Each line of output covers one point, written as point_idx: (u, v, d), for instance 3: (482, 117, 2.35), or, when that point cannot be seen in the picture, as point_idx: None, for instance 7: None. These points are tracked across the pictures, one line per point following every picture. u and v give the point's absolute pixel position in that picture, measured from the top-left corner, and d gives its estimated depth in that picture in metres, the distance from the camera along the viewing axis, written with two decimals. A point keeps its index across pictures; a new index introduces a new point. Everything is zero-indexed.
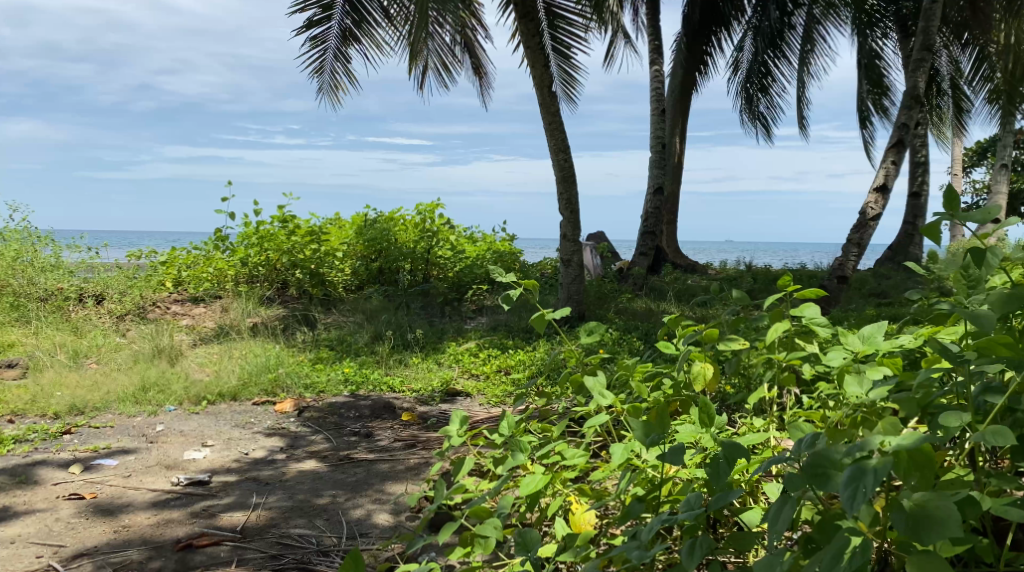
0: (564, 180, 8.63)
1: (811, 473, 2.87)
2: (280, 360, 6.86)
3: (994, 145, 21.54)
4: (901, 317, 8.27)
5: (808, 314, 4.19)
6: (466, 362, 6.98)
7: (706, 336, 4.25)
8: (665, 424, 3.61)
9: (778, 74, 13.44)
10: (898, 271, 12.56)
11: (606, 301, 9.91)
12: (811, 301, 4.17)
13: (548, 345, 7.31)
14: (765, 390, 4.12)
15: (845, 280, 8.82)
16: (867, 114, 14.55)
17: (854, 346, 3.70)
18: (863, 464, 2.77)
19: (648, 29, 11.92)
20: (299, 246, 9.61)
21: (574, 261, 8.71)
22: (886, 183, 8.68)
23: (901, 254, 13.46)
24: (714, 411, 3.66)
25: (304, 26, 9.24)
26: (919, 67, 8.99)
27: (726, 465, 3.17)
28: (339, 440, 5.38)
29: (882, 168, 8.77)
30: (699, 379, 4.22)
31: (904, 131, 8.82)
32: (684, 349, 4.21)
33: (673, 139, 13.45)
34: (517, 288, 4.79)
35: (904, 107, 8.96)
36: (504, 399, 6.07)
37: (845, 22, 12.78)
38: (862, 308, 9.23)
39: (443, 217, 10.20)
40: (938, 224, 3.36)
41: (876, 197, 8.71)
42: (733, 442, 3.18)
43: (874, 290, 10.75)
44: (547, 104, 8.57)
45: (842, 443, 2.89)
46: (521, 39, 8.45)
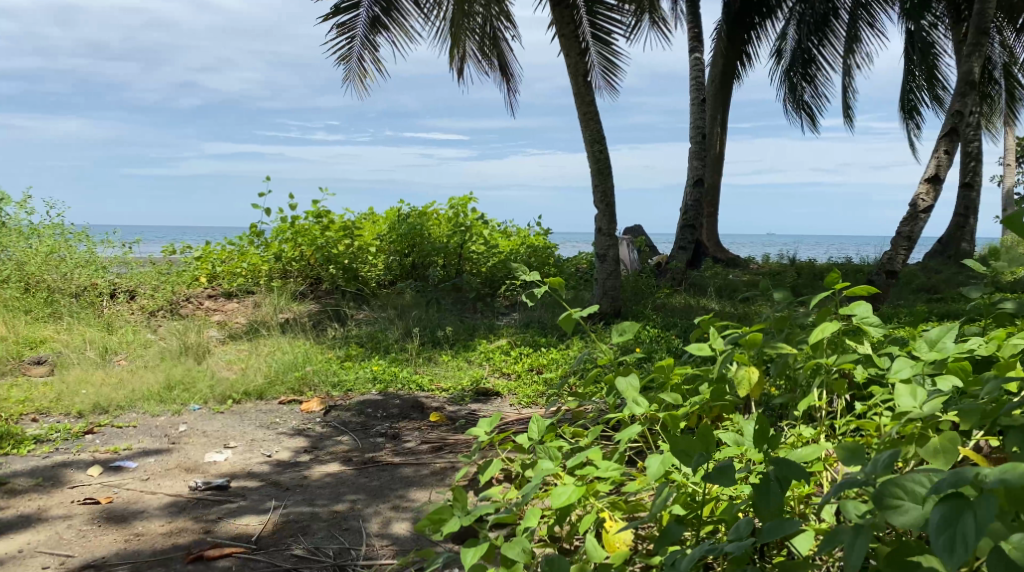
0: (599, 173, 8.39)
1: (886, 507, 2.80)
2: (308, 358, 6.69)
3: None
4: (955, 315, 7.93)
5: (859, 314, 3.96)
6: (497, 360, 6.78)
7: (749, 340, 4.07)
8: (713, 444, 3.39)
9: (822, 62, 13.05)
10: (949, 266, 12.17)
11: (644, 297, 9.65)
12: (862, 298, 3.96)
13: (582, 344, 7.10)
14: (816, 397, 3.87)
15: (894, 275, 8.47)
16: (914, 103, 14.01)
17: (920, 354, 3.60)
18: (958, 505, 2.68)
19: (688, 17, 11.63)
20: (333, 241, 9.43)
21: (610, 256, 8.47)
22: (938, 173, 8.30)
23: (952, 247, 13.01)
24: (766, 426, 3.39)
25: (331, 14, 9.08)
26: (973, 52, 8.65)
27: (778, 486, 3.08)
28: (364, 442, 5.20)
29: (934, 158, 8.38)
30: (742, 383, 4.01)
31: (958, 118, 8.45)
32: (729, 356, 4.08)
33: (714, 131, 13.12)
34: (542, 287, 4.62)
35: (958, 93, 8.60)
36: (536, 399, 5.87)
37: (894, 7, 12.38)
38: (912, 305, 8.89)
39: (476, 211, 10.03)
40: (1015, 217, 3.16)
41: (927, 188, 8.36)
42: (786, 463, 3.09)
43: (924, 285, 10.40)
44: (581, 94, 8.34)
45: (924, 476, 2.81)
46: (555, 27, 8.22)
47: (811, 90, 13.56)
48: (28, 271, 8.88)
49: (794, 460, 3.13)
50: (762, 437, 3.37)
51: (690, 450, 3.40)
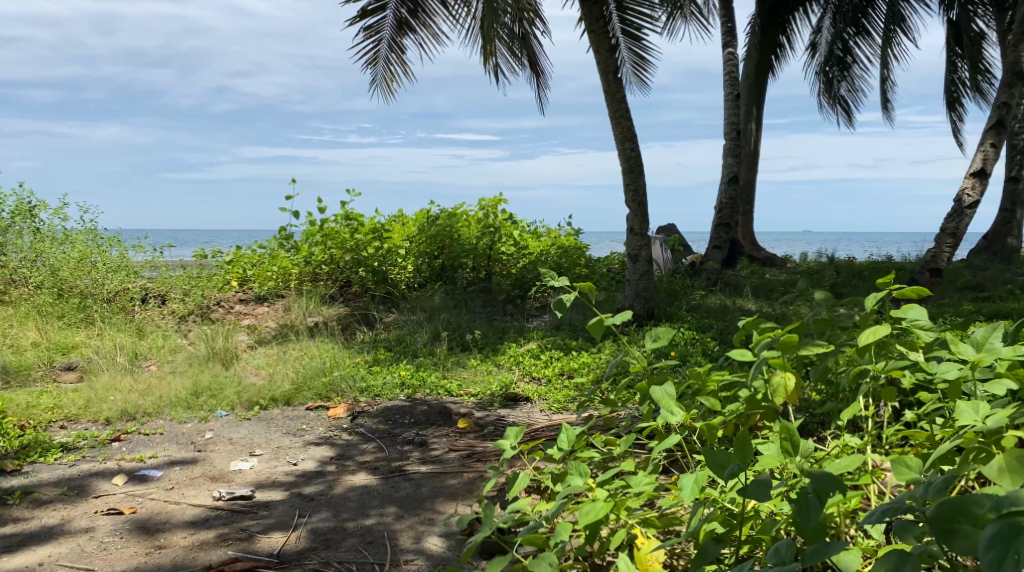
0: (630, 171, 8.26)
1: (941, 529, 2.89)
2: (336, 362, 6.61)
3: None
4: (1005, 315, 7.72)
5: (909, 318, 3.89)
6: (527, 364, 6.67)
7: (784, 343, 3.92)
8: (748, 454, 3.38)
9: (858, 55, 12.83)
10: (993, 262, 11.91)
11: (678, 298, 9.49)
12: (915, 302, 3.94)
13: (614, 347, 6.97)
14: (862, 405, 3.78)
15: (938, 273, 8.25)
16: (957, 94, 13.68)
17: (968, 355, 3.71)
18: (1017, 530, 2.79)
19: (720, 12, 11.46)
20: (362, 244, 9.31)
21: (642, 256, 8.33)
22: (984, 167, 8.06)
23: (997, 244, 12.70)
24: (796, 435, 3.48)
25: (358, 17, 9.02)
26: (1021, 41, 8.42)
27: (816, 501, 3.13)
28: (391, 450, 5.12)
29: (980, 152, 8.14)
30: (779, 391, 3.90)
31: (1005, 110, 8.23)
32: (763, 357, 3.92)
33: (748, 127, 12.93)
34: (573, 292, 4.60)
35: (1005, 84, 8.38)
36: (567, 404, 5.82)
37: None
38: (958, 304, 8.68)
39: (507, 212, 9.94)
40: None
41: (973, 183, 8.13)
42: (826, 476, 3.14)
43: (967, 283, 10.17)
44: (612, 91, 8.20)
45: (985, 497, 2.89)
46: (585, 23, 8.10)
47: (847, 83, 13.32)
48: (60, 276, 8.84)
49: (830, 474, 3.17)
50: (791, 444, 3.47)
51: (721, 460, 3.38)
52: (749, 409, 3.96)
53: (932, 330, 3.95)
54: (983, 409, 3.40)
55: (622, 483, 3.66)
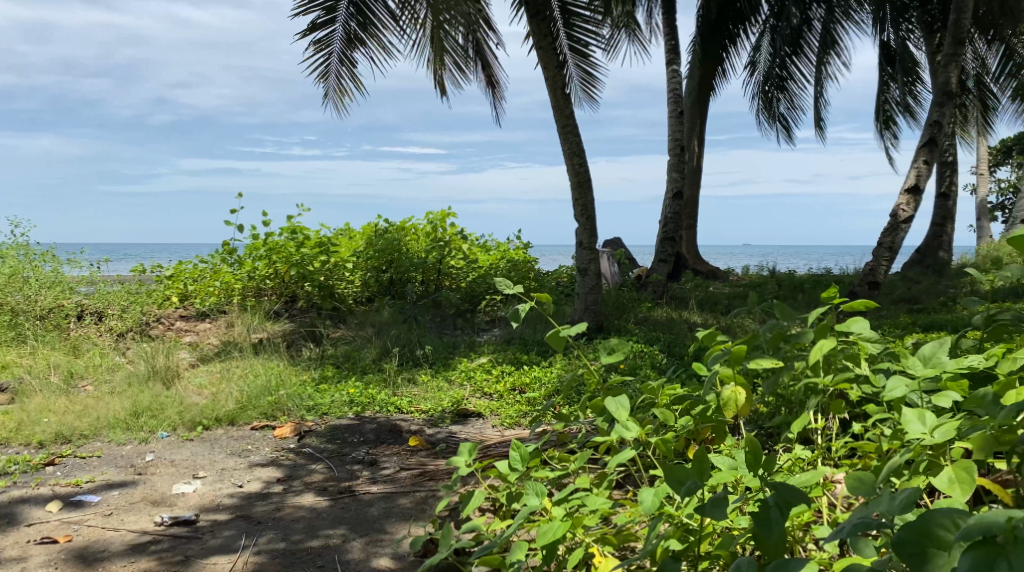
0: (579, 185, 8.22)
1: (910, 553, 2.86)
2: (282, 380, 6.44)
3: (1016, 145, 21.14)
4: (941, 326, 7.81)
5: (855, 330, 3.91)
6: (478, 379, 6.58)
7: (734, 355, 3.89)
8: (706, 468, 3.39)
9: (797, 74, 13.00)
10: (926, 275, 12.11)
11: (627, 311, 9.48)
12: (859, 314, 3.91)
13: (566, 362, 6.91)
14: (811, 417, 3.79)
15: (876, 286, 8.34)
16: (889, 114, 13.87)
17: (916, 370, 3.73)
18: (986, 554, 2.77)
19: (664, 29, 11.52)
20: (308, 258, 9.15)
21: (591, 270, 8.30)
22: (918, 183, 8.17)
23: (930, 257, 12.87)
24: (757, 448, 3.38)
25: (306, 30, 8.89)
26: (950, 62, 8.55)
27: (779, 514, 3.16)
28: (340, 470, 5.00)
29: (913, 168, 8.28)
30: (729, 405, 3.91)
31: (936, 128, 8.36)
32: (714, 370, 3.90)
33: (691, 143, 13.03)
34: (530, 304, 4.52)
35: (936, 103, 8.51)
36: (519, 419, 5.76)
37: (866, 19, 12.35)
38: (895, 316, 8.79)
39: (455, 225, 9.92)
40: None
41: (907, 198, 8.22)
42: (787, 490, 3.18)
43: (903, 295, 10.32)
44: (561, 107, 8.17)
45: (950, 520, 2.86)
46: (533, 40, 8.07)
47: (787, 100, 13.49)
48: None
49: (792, 491, 3.17)
50: (753, 457, 3.36)
51: (681, 476, 3.37)
52: (702, 422, 3.97)
53: (875, 341, 3.94)
54: (930, 418, 3.40)
55: (578, 500, 3.61)
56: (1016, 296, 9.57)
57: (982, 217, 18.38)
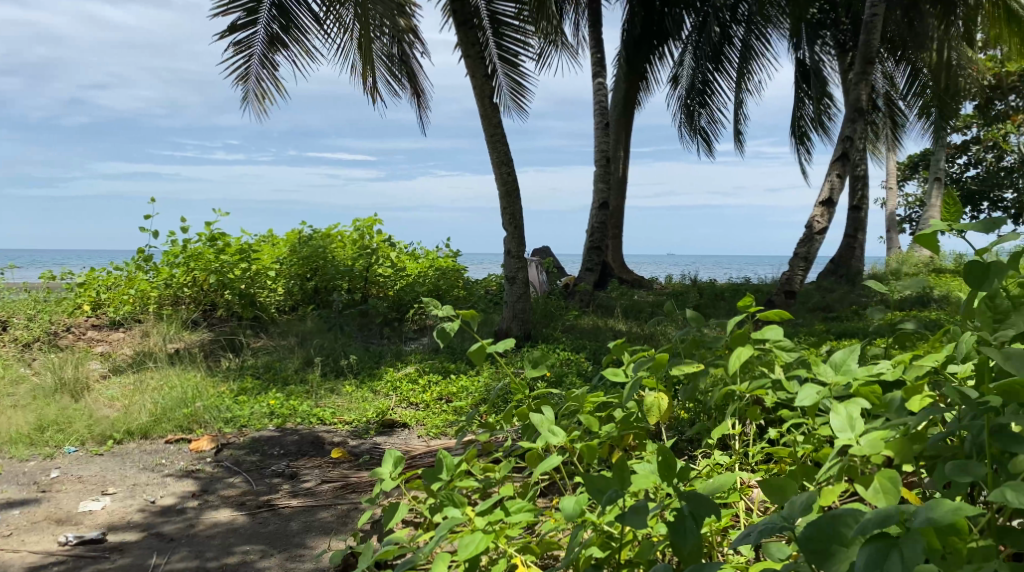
0: (507, 195, 8.11)
1: (813, 550, 2.76)
2: (199, 392, 6.17)
3: (926, 159, 21.72)
4: (852, 334, 7.90)
5: (770, 338, 3.90)
6: (405, 389, 6.41)
7: (657, 362, 3.87)
8: (626, 476, 3.30)
9: (717, 89, 13.14)
10: (840, 284, 12.31)
11: (554, 319, 9.39)
12: (774, 324, 3.90)
13: (492, 371, 6.79)
14: (730, 422, 3.75)
15: (793, 295, 8.40)
16: (804, 129, 14.07)
17: (826, 377, 3.58)
18: (884, 546, 2.70)
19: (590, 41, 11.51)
20: (228, 265, 8.88)
21: (519, 278, 8.20)
22: (831, 197, 8.27)
23: (843, 267, 13.05)
24: (671, 457, 3.29)
25: (226, 31, 8.64)
26: (860, 80, 8.68)
27: (693, 522, 3.11)
28: (259, 483, 4.80)
29: (827, 181, 8.40)
30: (653, 411, 3.84)
31: (848, 144, 8.49)
32: (636, 376, 3.87)
33: (617, 155, 13.04)
34: (456, 322, 4.49)
35: (847, 119, 8.63)
36: (445, 429, 5.62)
37: (782, 37, 12.53)
38: (809, 323, 8.88)
39: (382, 232, 9.75)
40: (936, 238, 3.29)
41: (821, 211, 8.31)
42: (698, 497, 3.13)
43: (818, 303, 10.44)
44: (489, 116, 8.06)
45: (852, 517, 2.77)
46: (461, 48, 7.96)
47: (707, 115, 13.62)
48: None
49: (703, 495, 3.15)
50: (667, 467, 3.27)
51: (601, 485, 3.30)
52: (624, 429, 3.86)
53: (790, 349, 3.90)
54: (859, 424, 3.26)
55: (500, 509, 3.51)
56: (924, 304, 9.75)
57: (891, 229, 18.78)
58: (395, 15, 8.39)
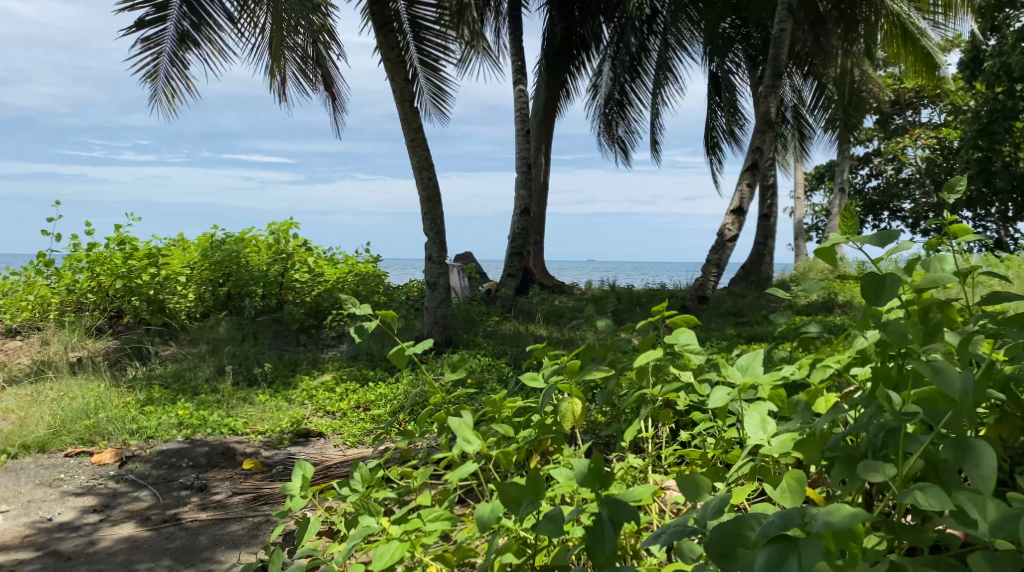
0: (428, 200, 7.95)
1: (719, 553, 2.77)
2: (102, 402, 5.88)
3: (834, 171, 22.20)
4: (761, 338, 7.95)
5: (681, 342, 3.77)
6: (320, 398, 6.20)
7: (571, 368, 3.81)
8: (541, 488, 3.23)
9: (634, 99, 13.20)
10: (750, 290, 12.45)
11: (474, 324, 9.26)
12: (686, 328, 3.76)
13: (411, 378, 6.63)
14: (642, 426, 3.70)
15: (706, 301, 8.42)
16: (716, 139, 14.22)
17: (734, 379, 3.53)
18: (785, 547, 2.72)
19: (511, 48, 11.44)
20: (136, 270, 8.55)
21: (440, 284, 8.05)
22: (741, 206, 8.30)
23: (752, 274, 13.23)
24: (597, 464, 3.23)
25: (134, 27, 8.32)
26: (770, 93, 8.77)
27: (612, 529, 3.07)
28: (166, 497, 4.57)
29: (737, 191, 8.45)
30: (567, 417, 3.81)
31: (757, 154, 8.57)
32: (550, 382, 3.81)
33: (538, 162, 12.97)
34: (374, 321, 4.30)
35: (757, 131, 8.71)
36: (362, 438, 5.45)
37: (697, 49, 12.65)
38: (722, 328, 8.91)
39: (299, 237, 9.53)
40: (837, 249, 3.31)
41: (732, 219, 8.33)
42: (620, 505, 3.08)
43: (731, 308, 10.52)
44: (409, 120, 7.90)
45: (755, 519, 2.79)
46: (380, 51, 7.79)
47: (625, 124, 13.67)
48: None
49: (622, 500, 3.11)
50: (592, 476, 3.23)
51: (518, 495, 3.22)
52: (542, 433, 3.81)
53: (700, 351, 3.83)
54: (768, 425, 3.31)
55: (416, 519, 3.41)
56: (830, 309, 9.90)
57: (799, 237, 19.11)
58: (311, 16, 8.18)
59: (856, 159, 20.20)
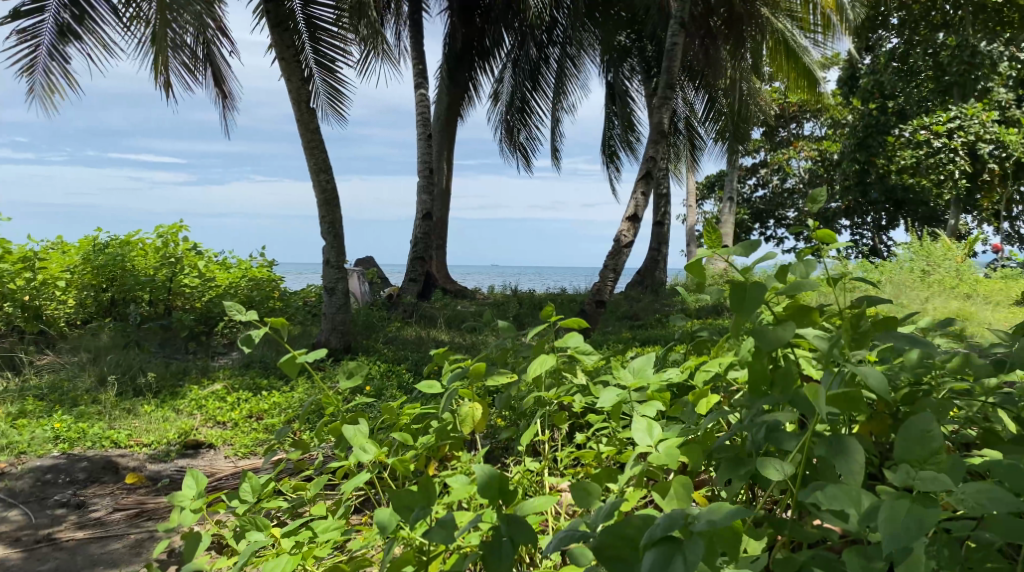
0: (326, 203, 7.67)
1: (607, 556, 3.03)
2: None
3: (723, 179, 22.54)
4: (656, 340, 7.90)
5: (573, 344, 3.69)
6: (210, 408, 5.88)
7: (473, 372, 3.67)
8: (432, 493, 3.20)
9: (535, 107, 13.12)
10: (646, 294, 12.48)
11: (375, 330, 9.00)
12: (575, 330, 3.70)
13: (306, 386, 6.36)
14: (539, 429, 3.60)
15: (604, 305, 8.35)
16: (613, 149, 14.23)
17: (625, 381, 3.55)
18: (670, 548, 2.96)
19: (411, 51, 11.22)
20: (11, 275, 8.03)
21: (339, 289, 7.77)
22: (637, 213, 8.25)
23: (647, 279, 13.30)
24: (490, 471, 3.21)
25: (9, 17, 7.84)
26: (664, 104, 8.76)
27: (509, 541, 3.11)
28: (39, 515, 4.23)
29: (632, 199, 8.41)
30: (467, 422, 3.68)
31: (651, 163, 8.55)
32: (451, 388, 3.65)
33: (441, 167, 12.76)
34: (263, 330, 4.13)
35: (650, 142, 8.69)
36: (254, 449, 5.18)
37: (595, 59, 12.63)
38: (618, 331, 8.87)
39: (189, 241, 9.13)
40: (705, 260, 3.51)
41: (628, 226, 8.27)
42: (515, 519, 3.12)
43: (627, 312, 10.50)
44: (305, 121, 7.61)
45: (639, 521, 3.03)
46: (274, 50, 7.49)
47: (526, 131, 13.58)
48: None
49: (517, 509, 3.17)
50: (489, 486, 3.19)
51: (408, 501, 3.20)
52: (441, 439, 3.66)
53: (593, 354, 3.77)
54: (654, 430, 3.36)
55: (308, 531, 3.33)
56: (720, 313, 9.97)
57: (691, 242, 19.30)
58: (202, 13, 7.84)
59: (745, 168, 20.53)
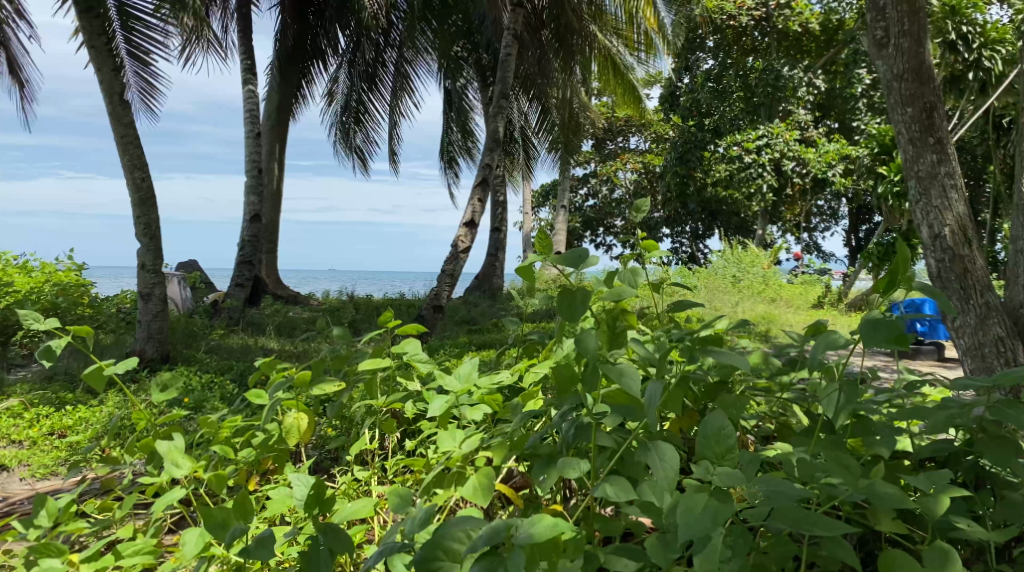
0: (141, 203, 7.07)
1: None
2: None
3: (556, 188, 22.74)
4: (492, 345, 7.70)
5: (409, 352, 3.38)
6: (3, 425, 5.28)
7: (299, 380, 3.25)
8: (252, 509, 2.77)
9: (371, 109, 12.75)
10: (485, 299, 12.29)
11: (197, 338, 8.43)
12: (414, 337, 3.38)
13: (117, 399, 5.82)
14: (366, 440, 3.25)
15: (440, 311, 8.07)
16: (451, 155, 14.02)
17: (452, 386, 3.16)
18: (492, 563, 2.46)
19: (240, 45, 10.65)
20: None
21: (156, 295, 7.21)
22: (474, 219, 8.00)
23: (486, 284, 13.11)
24: (317, 484, 2.76)
25: None
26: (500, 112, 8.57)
27: (329, 554, 2.66)
28: None
29: (469, 206, 8.17)
30: (292, 433, 3.20)
31: (487, 172, 8.35)
32: (276, 398, 3.26)
33: (271, 168, 12.23)
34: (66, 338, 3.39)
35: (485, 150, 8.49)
36: (55, 470, 4.66)
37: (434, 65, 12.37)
38: (455, 337, 8.62)
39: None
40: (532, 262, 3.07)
41: (465, 232, 8.01)
42: (336, 529, 2.67)
43: (464, 317, 10.26)
44: (118, 115, 7.01)
45: (464, 531, 2.50)
46: (83, 37, 6.86)
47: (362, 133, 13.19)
48: None
49: (338, 521, 2.70)
50: (314, 498, 2.75)
51: (225, 520, 2.75)
52: (265, 452, 3.23)
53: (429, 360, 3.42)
54: (462, 435, 2.92)
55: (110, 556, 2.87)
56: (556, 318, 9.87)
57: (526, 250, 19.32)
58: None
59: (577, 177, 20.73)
